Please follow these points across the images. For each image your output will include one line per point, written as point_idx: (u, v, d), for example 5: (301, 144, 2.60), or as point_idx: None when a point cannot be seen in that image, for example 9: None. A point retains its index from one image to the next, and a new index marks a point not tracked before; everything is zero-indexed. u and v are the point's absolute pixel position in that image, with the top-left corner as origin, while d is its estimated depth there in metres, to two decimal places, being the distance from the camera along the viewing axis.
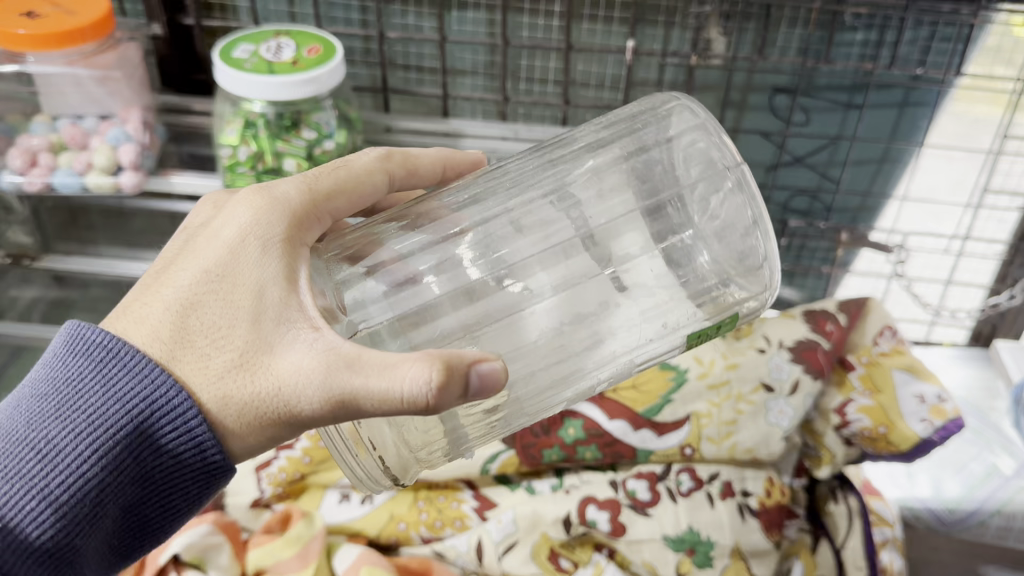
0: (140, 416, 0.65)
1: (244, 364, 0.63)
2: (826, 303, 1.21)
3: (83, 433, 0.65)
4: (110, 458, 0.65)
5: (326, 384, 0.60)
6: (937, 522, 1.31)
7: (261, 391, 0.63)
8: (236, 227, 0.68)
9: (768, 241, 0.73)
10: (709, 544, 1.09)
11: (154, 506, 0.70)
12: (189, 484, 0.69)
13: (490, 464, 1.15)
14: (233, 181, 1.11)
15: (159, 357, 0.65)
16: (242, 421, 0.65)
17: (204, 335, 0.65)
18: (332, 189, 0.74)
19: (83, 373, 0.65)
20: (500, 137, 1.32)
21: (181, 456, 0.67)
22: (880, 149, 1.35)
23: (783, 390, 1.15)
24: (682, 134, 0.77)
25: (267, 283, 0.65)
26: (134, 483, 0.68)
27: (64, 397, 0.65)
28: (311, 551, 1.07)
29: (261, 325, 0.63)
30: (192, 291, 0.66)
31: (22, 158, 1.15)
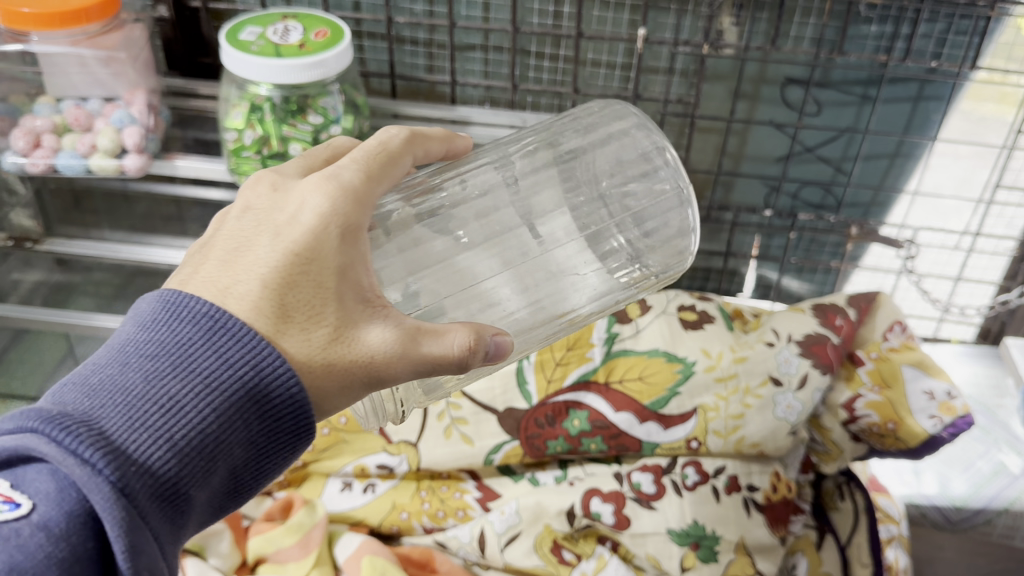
0: (254, 378, 0.59)
1: (337, 340, 0.61)
2: (835, 297, 1.18)
3: (203, 394, 0.57)
4: (228, 418, 0.58)
5: (412, 353, 0.62)
6: (944, 520, 1.30)
7: (350, 366, 0.62)
8: (314, 211, 0.62)
9: (685, 209, 0.84)
10: (714, 539, 1.08)
11: (252, 471, 0.62)
12: (283, 455, 0.63)
13: (493, 455, 1.14)
14: (239, 165, 1.10)
15: (265, 331, 0.60)
16: (334, 394, 0.62)
17: (299, 311, 0.61)
18: (383, 172, 0.67)
19: (191, 336, 0.58)
20: (508, 125, 1.30)
21: (289, 419, 0.61)
22: (893, 143, 1.34)
23: (791, 384, 1.11)
24: (601, 131, 0.88)
25: (353, 262, 0.63)
26: (243, 449, 0.60)
27: (176, 357, 0.58)
28: (312, 539, 1.06)
29: (346, 302, 0.62)
30: (280, 269, 0.61)
31: (25, 139, 1.13)
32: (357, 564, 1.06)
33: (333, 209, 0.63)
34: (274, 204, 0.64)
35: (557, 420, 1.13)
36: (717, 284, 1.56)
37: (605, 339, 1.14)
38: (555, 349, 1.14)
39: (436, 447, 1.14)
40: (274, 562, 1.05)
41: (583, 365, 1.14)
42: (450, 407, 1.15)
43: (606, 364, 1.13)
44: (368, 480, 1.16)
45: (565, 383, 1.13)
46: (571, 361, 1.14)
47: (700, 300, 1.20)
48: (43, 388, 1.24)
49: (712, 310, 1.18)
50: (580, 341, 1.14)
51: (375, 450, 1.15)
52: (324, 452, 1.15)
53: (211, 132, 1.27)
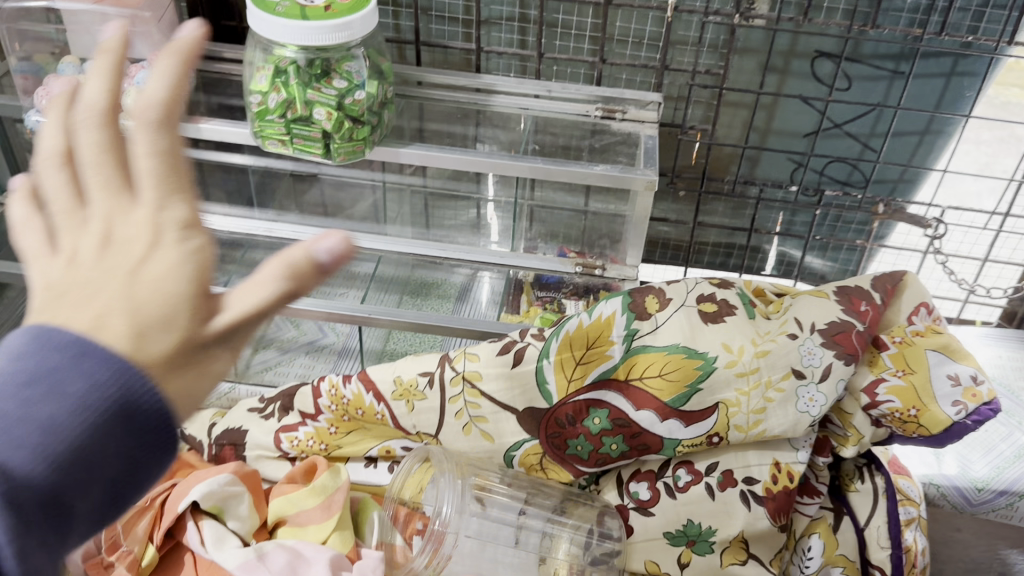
0: (147, 387, 0.44)
1: (165, 375, 0.45)
2: (859, 280, 1.07)
3: (61, 416, 0.43)
4: (108, 431, 0.45)
5: (240, 329, 0.46)
6: (963, 502, 1.22)
7: (173, 393, 0.45)
8: (138, 221, 0.45)
9: None
10: (709, 533, 1.01)
11: (130, 494, 0.48)
12: (161, 467, 0.48)
13: (514, 451, 1.06)
14: (263, 128, 1.10)
15: (112, 356, 0.44)
16: (170, 416, 0.46)
17: (120, 341, 0.44)
18: (171, 109, 0.45)
19: (45, 344, 0.44)
20: (533, 95, 1.29)
21: (166, 433, 0.47)
22: (924, 120, 1.32)
23: (814, 377, 0.99)
24: None
25: (174, 270, 0.45)
26: (122, 475, 0.46)
27: (32, 373, 0.44)
28: (335, 501, 1.04)
29: (196, 308, 0.45)
30: (95, 297, 0.44)
31: (49, 99, 1.13)
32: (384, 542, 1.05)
33: (195, 217, 0.46)
34: (83, 198, 0.46)
35: (577, 419, 1.03)
36: (739, 261, 1.56)
37: (624, 335, 1.01)
38: (574, 346, 1.01)
39: (458, 440, 1.07)
40: (294, 524, 1.03)
41: (603, 364, 1.01)
42: (468, 404, 1.05)
43: (625, 360, 1.01)
44: (394, 459, 1.13)
45: (586, 382, 1.02)
46: (592, 360, 1.01)
47: (719, 286, 1.05)
48: None
49: (733, 298, 1.04)
50: (599, 337, 1.01)
51: (398, 435, 1.10)
52: (347, 437, 1.12)
53: (235, 98, 1.25)
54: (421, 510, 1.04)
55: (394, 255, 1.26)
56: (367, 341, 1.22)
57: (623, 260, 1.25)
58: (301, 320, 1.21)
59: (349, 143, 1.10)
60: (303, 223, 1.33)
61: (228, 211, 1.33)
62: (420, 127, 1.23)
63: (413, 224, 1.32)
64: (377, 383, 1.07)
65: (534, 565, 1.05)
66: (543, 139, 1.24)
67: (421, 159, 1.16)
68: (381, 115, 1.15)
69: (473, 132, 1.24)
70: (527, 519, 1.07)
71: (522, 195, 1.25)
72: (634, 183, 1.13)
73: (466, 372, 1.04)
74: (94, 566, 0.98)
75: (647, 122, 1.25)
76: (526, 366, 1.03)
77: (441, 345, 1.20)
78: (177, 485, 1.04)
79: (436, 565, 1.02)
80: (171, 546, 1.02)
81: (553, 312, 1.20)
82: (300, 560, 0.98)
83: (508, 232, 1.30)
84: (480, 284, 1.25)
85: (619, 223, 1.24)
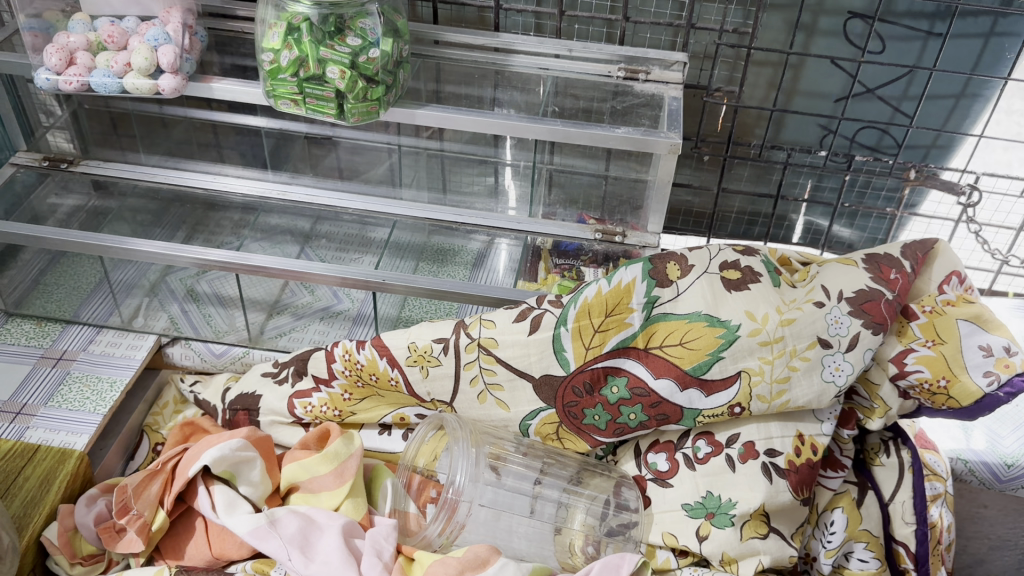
0: None
1: None
2: (888, 248, 1.03)
3: None
4: None
5: None
6: (993, 478, 1.19)
7: None
8: None
9: None
10: (728, 506, 0.97)
11: None
12: None
13: (530, 420, 1.05)
14: (275, 87, 1.07)
15: None
16: None
17: None
18: None
19: None
20: (553, 55, 1.26)
21: None
22: (960, 83, 1.31)
23: (841, 346, 0.96)
24: None
25: None
26: None
27: None
28: (348, 468, 1.02)
29: None
30: None
31: (59, 56, 1.12)
32: (398, 510, 1.03)
33: None
34: None
35: (595, 388, 1.01)
36: (764, 229, 1.53)
37: (644, 304, 0.98)
38: (593, 314, 0.98)
39: (472, 409, 1.06)
40: (306, 490, 1.02)
41: (622, 332, 0.99)
42: (484, 372, 1.04)
43: (645, 330, 0.99)
44: (407, 426, 1.12)
45: (604, 351, 0.99)
46: (610, 327, 0.99)
47: (744, 253, 1.01)
48: (79, 310, 1.24)
49: (758, 265, 1.00)
50: (619, 306, 0.98)
51: (412, 403, 1.09)
52: (361, 404, 1.10)
53: (248, 58, 1.22)
54: (435, 478, 1.02)
55: (409, 220, 1.24)
56: (382, 308, 1.18)
57: (644, 227, 1.22)
58: (316, 285, 1.17)
59: (363, 103, 1.07)
60: (317, 186, 1.29)
61: (243, 174, 1.31)
62: (437, 89, 1.19)
63: (430, 188, 1.28)
64: (391, 350, 1.05)
65: (548, 535, 1.01)
66: (563, 101, 1.19)
67: (437, 120, 1.13)
68: (396, 75, 1.12)
69: (492, 95, 1.20)
70: (543, 489, 1.04)
71: (541, 158, 1.22)
72: (657, 146, 1.10)
73: (482, 339, 1.02)
74: (106, 530, 0.99)
75: (672, 83, 1.22)
76: (543, 334, 1.00)
77: (457, 312, 1.16)
78: (189, 449, 1.03)
79: (448, 534, 0.98)
80: (183, 510, 1.02)
81: (571, 279, 1.18)
82: (313, 526, 0.97)
83: (526, 197, 1.25)
84: (497, 250, 1.22)
85: (640, 188, 1.20)
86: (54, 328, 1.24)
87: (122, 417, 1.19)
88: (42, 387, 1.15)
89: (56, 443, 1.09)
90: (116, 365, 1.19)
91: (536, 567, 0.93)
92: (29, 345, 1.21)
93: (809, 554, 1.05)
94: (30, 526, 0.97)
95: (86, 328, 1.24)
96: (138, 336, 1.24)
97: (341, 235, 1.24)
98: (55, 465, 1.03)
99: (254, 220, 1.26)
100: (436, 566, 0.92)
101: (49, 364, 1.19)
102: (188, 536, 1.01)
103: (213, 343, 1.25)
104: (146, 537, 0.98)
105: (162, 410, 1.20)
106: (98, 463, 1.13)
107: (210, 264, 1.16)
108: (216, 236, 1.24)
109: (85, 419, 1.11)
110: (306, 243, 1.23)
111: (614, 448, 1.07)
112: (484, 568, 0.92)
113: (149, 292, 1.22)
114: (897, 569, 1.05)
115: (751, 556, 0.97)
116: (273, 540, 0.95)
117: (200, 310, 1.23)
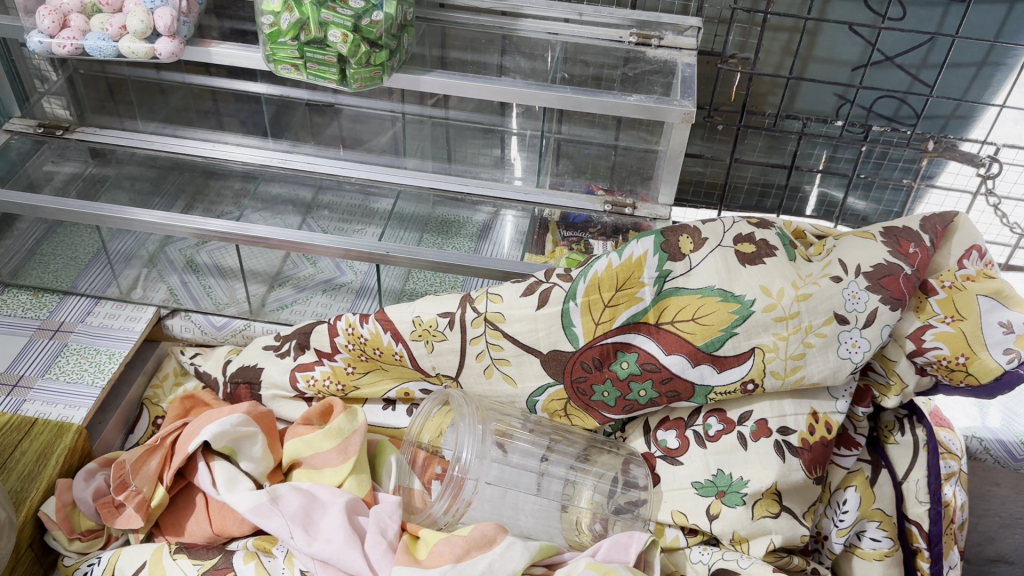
0: None
1: None
2: (907, 221, 0.99)
3: None
4: None
5: None
6: (1008, 457, 1.15)
7: None
8: None
9: None
10: (739, 484, 0.95)
11: None
12: None
13: (537, 396, 1.03)
14: (275, 52, 1.04)
15: None
16: None
17: None
18: None
19: None
20: (563, 19, 1.22)
21: None
22: (983, 50, 1.30)
23: (858, 322, 0.93)
24: None
25: None
26: None
27: None
28: (351, 445, 1.00)
29: None
30: None
31: (52, 18, 1.09)
32: (403, 488, 1.01)
33: None
34: None
35: (604, 363, 0.98)
36: (777, 202, 1.50)
37: (655, 278, 0.96)
38: (603, 288, 0.96)
39: (478, 384, 1.04)
40: (310, 467, 1.00)
41: (632, 307, 0.96)
42: (491, 347, 1.01)
43: (656, 304, 0.96)
44: (412, 400, 1.10)
45: (614, 326, 0.97)
46: (620, 302, 0.96)
47: (759, 226, 0.98)
48: (77, 280, 1.22)
49: (773, 238, 0.97)
50: (630, 280, 0.95)
51: (417, 377, 1.07)
52: (364, 377, 1.08)
53: (248, 22, 1.18)
54: (440, 454, 1.00)
55: (414, 189, 1.21)
56: (385, 280, 1.15)
57: (654, 198, 1.19)
58: (318, 257, 1.14)
59: (366, 68, 1.03)
60: (319, 155, 1.26)
61: (244, 142, 1.28)
62: (443, 55, 1.15)
63: (434, 157, 1.25)
64: (396, 324, 1.02)
65: (555, 513, 0.99)
66: (572, 67, 1.16)
67: (443, 87, 1.09)
68: (400, 40, 1.08)
69: (499, 61, 1.16)
70: (550, 466, 1.02)
71: (548, 128, 1.18)
72: (670, 114, 1.07)
73: (488, 314, 1.00)
74: (105, 505, 0.97)
75: (685, 49, 1.18)
76: (552, 308, 0.98)
77: (463, 285, 1.13)
78: (189, 424, 1.01)
79: (455, 512, 0.97)
80: (183, 486, 1.00)
81: (579, 252, 1.14)
82: (315, 503, 0.95)
83: (533, 167, 1.22)
84: (502, 222, 1.18)
85: (651, 158, 1.17)
86: (51, 299, 1.22)
87: (123, 389, 1.17)
88: (39, 359, 1.13)
89: (54, 416, 1.07)
90: (114, 337, 1.17)
91: (542, 545, 0.91)
92: (25, 316, 1.19)
93: (821, 533, 1.02)
94: (27, 501, 0.95)
95: (85, 298, 1.22)
96: (136, 308, 1.21)
97: (344, 205, 1.20)
98: (52, 439, 1.01)
99: (254, 189, 1.23)
100: (442, 544, 0.90)
101: (47, 335, 1.16)
102: (189, 511, 0.99)
103: (213, 315, 1.23)
104: (145, 512, 0.96)
105: (162, 382, 1.17)
106: (97, 436, 1.11)
107: (209, 235, 1.13)
108: (217, 205, 1.20)
109: (84, 392, 1.09)
110: (308, 213, 1.19)
111: (623, 425, 1.06)
112: (491, 547, 0.90)
113: (148, 263, 1.20)
114: (909, 548, 1.04)
115: (762, 535, 0.95)
116: (275, 517, 0.93)
117: (200, 281, 1.20)
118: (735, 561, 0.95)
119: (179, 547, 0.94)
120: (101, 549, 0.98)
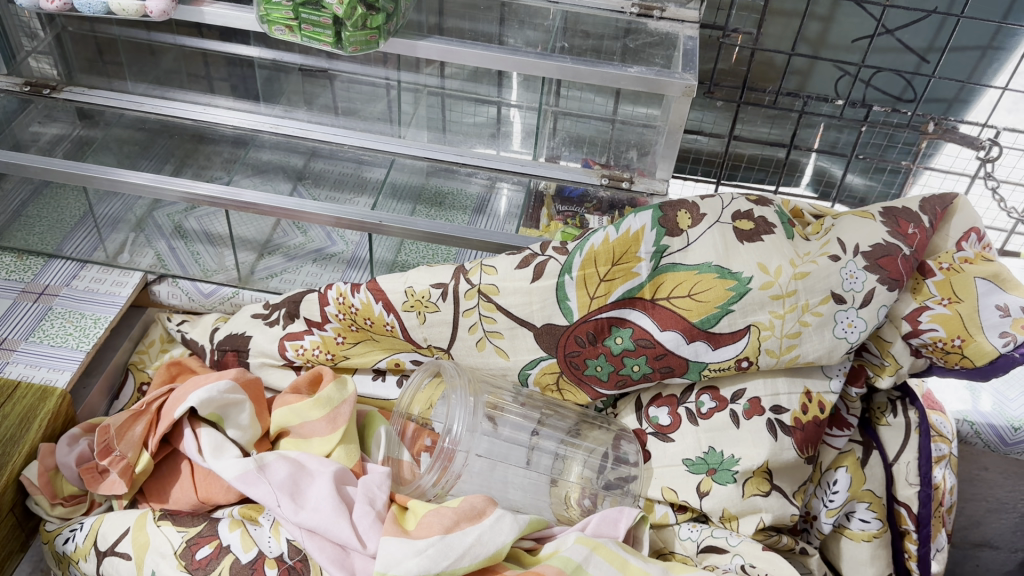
0: None
1: None
2: (906, 202, 0.98)
3: None
4: None
5: None
6: (998, 441, 1.15)
7: None
8: None
9: None
10: (731, 462, 0.94)
11: None
12: None
13: (529, 369, 1.02)
14: (269, 13, 1.02)
15: None
16: None
17: None
18: None
19: None
20: None
21: None
22: (989, 33, 1.30)
23: (855, 301, 0.92)
24: None
25: None
26: None
27: None
28: (341, 415, 0.99)
29: None
30: None
31: None
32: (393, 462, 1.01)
33: None
34: None
35: (599, 338, 0.98)
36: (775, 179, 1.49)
37: (652, 253, 0.94)
38: (599, 262, 0.94)
39: (470, 356, 1.03)
40: (298, 435, 0.99)
41: (629, 281, 0.95)
42: (483, 320, 1.00)
43: (652, 280, 0.95)
44: (402, 372, 1.09)
45: (609, 301, 0.96)
46: (616, 276, 0.95)
47: (757, 203, 0.97)
48: (63, 243, 1.19)
49: (772, 216, 0.96)
50: (626, 254, 0.94)
51: (407, 348, 1.06)
52: (354, 348, 1.07)
53: None
54: (429, 427, 1.00)
55: (408, 159, 1.19)
56: (377, 250, 1.14)
57: (651, 173, 1.17)
58: (309, 225, 1.13)
59: (362, 31, 1.01)
60: (312, 121, 1.23)
61: (235, 106, 1.25)
62: (440, 22, 1.13)
63: (430, 127, 1.22)
64: (387, 294, 1.00)
65: (544, 487, 0.99)
66: (572, 38, 1.13)
67: (440, 53, 1.07)
68: (398, 4, 1.06)
69: (498, 30, 1.13)
70: (540, 440, 1.02)
71: (545, 100, 1.17)
72: (671, 87, 1.05)
73: (482, 285, 0.98)
74: (88, 470, 0.96)
75: (688, 22, 1.16)
76: (547, 281, 0.96)
77: (456, 257, 1.12)
78: (175, 390, 0.99)
79: (444, 484, 0.96)
80: (169, 452, 0.99)
81: (574, 227, 1.11)
82: (303, 472, 0.94)
83: (530, 139, 1.20)
84: (498, 194, 1.16)
85: (651, 132, 1.15)
86: (36, 262, 1.19)
87: (108, 354, 1.15)
88: (22, 323, 1.11)
89: (37, 378, 1.05)
90: (100, 302, 1.15)
91: (531, 519, 0.90)
92: (9, 279, 1.16)
93: (810, 512, 1.02)
94: (9, 465, 0.94)
95: (71, 262, 1.19)
96: (123, 273, 1.19)
97: (335, 174, 1.18)
98: (36, 403, 0.99)
99: (244, 155, 1.20)
100: (431, 515, 0.89)
101: (30, 298, 1.14)
102: (173, 478, 0.98)
103: (201, 281, 1.21)
104: (129, 479, 0.95)
105: (148, 348, 1.16)
106: (81, 402, 1.10)
107: (199, 199, 1.11)
108: (207, 169, 1.17)
109: (68, 355, 1.07)
110: (300, 181, 1.16)
111: (614, 401, 1.05)
112: (481, 519, 0.89)
113: (135, 228, 1.18)
114: (898, 530, 1.04)
115: (752, 513, 0.95)
116: (263, 486, 0.92)
117: (188, 248, 1.19)
118: (724, 538, 0.94)
119: (162, 514, 0.94)
120: (84, 515, 0.97)
